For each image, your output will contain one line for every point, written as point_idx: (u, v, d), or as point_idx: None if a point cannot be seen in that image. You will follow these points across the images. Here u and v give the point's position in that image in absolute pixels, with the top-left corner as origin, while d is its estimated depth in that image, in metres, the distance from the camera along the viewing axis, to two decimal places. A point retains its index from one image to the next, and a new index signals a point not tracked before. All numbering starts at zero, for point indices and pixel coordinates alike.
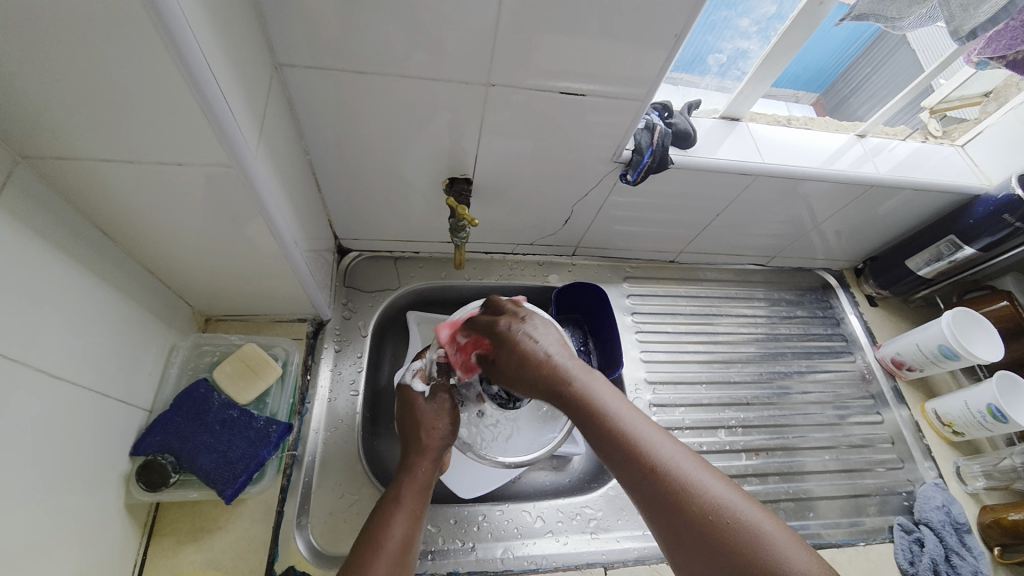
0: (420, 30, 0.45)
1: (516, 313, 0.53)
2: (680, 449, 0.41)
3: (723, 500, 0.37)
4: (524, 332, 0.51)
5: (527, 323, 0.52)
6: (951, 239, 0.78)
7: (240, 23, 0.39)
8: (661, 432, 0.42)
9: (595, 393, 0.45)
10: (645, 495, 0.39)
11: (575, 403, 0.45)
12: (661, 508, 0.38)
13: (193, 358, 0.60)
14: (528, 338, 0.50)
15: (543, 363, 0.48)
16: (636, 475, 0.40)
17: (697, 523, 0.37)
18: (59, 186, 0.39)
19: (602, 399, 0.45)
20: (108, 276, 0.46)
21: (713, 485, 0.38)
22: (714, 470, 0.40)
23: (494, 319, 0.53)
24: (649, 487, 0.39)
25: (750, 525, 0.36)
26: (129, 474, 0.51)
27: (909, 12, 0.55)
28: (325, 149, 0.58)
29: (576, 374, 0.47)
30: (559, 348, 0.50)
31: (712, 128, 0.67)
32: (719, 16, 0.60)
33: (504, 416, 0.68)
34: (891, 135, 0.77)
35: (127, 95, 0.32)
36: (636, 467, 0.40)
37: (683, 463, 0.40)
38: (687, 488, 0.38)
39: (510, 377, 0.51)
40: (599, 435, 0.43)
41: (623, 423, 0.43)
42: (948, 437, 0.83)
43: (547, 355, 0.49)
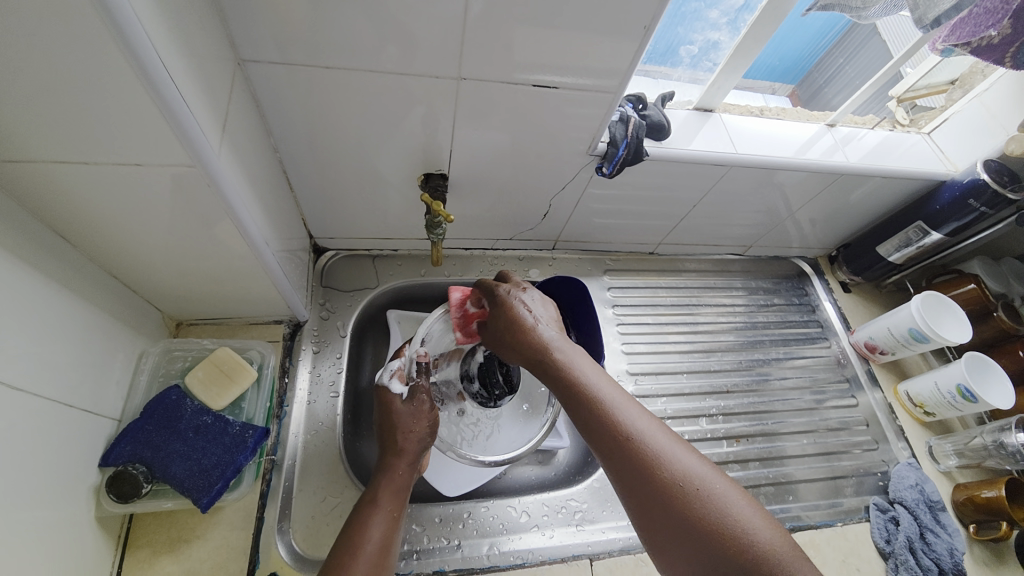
0: (387, 24, 0.44)
1: (516, 284, 0.54)
2: (656, 425, 0.42)
3: (696, 475, 0.38)
4: (520, 299, 0.51)
5: (524, 292, 0.52)
6: (919, 225, 0.80)
7: (196, 17, 0.37)
8: (638, 407, 0.43)
9: (578, 364, 0.45)
10: (620, 468, 0.40)
11: (556, 374, 0.45)
12: (634, 482, 0.39)
13: (164, 364, 0.58)
14: (522, 306, 0.50)
15: (533, 332, 0.48)
16: (612, 445, 0.40)
17: (669, 495, 0.37)
18: (8, 189, 0.37)
19: (585, 371, 0.45)
20: (68, 283, 0.44)
21: (686, 461, 0.39)
22: (688, 448, 0.40)
23: (494, 284, 0.53)
24: (626, 460, 0.39)
25: (719, 498, 0.37)
26: (98, 486, 0.49)
27: (874, 2, 0.55)
28: (294, 147, 0.56)
29: (561, 344, 0.47)
30: (551, 319, 0.50)
31: (687, 120, 0.67)
32: (689, 8, 0.60)
33: (484, 415, 0.70)
34: (860, 124, 0.78)
35: (76, 94, 0.31)
36: (614, 439, 0.40)
37: (658, 438, 0.40)
38: (661, 463, 0.39)
39: (501, 343, 0.52)
40: (575, 404, 0.43)
41: (604, 395, 0.43)
42: (921, 418, 0.85)
43: (538, 324, 0.49)
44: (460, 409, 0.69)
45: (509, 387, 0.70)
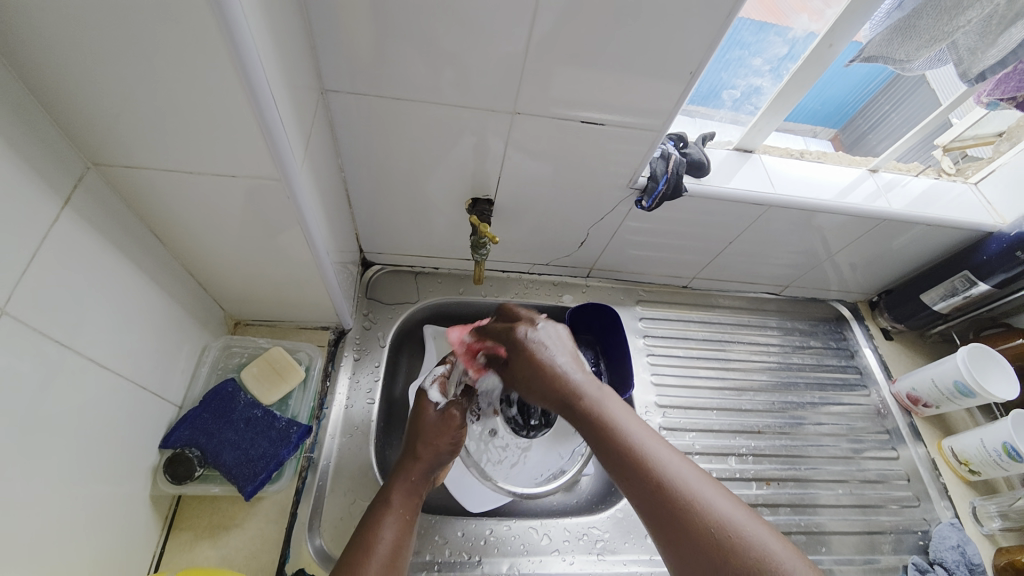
0: (455, 61, 0.49)
1: (530, 320, 0.58)
2: (688, 466, 0.43)
3: (729, 516, 0.39)
4: (538, 341, 0.55)
5: (539, 331, 0.56)
6: (966, 275, 0.78)
7: (295, 51, 0.43)
8: (670, 449, 0.45)
9: (609, 408, 0.48)
10: (653, 512, 0.41)
11: (584, 417, 0.49)
12: (664, 521, 0.40)
13: (223, 359, 0.63)
14: (543, 349, 0.54)
15: (558, 377, 0.52)
16: (642, 485, 0.42)
17: (700, 540, 0.38)
18: (122, 191, 0.43)
19: (617, 416, 0.47)
20: (156, 278, 0.50)
21: (719, 502, 0.40)
22: (723, 489, 0.41)
23: (511, 325, 0.58)
24: (655, 505, 0.41)
25: (751, 543, 0.37)
26: (156, 466, 0.53)
27: (918, 55, 0.57)
28: (358, 168, 0.61)
29: (587, 387, 0.50)
30: (570, 357, 0.54)
31: (726, 159, 0.70)
32: (734, 55, 0.62)
33: (515, 442, 0.74)
34: (904, 170, 0.78)
35: (192, 112, 0.36)
36: (644, 484, 0.42)
37: (690, 479, 0.42)
38: (694, 507, 0.40)
39: (525, 386, 0.55)
40: (603, 443, 0.46)
41: (633, 438, 0.45)
42: (965, 476, 0.81)
43: (562, 370, 0.52)
44: (492, 430, 0.74)
45: (545, 420, 0.75)
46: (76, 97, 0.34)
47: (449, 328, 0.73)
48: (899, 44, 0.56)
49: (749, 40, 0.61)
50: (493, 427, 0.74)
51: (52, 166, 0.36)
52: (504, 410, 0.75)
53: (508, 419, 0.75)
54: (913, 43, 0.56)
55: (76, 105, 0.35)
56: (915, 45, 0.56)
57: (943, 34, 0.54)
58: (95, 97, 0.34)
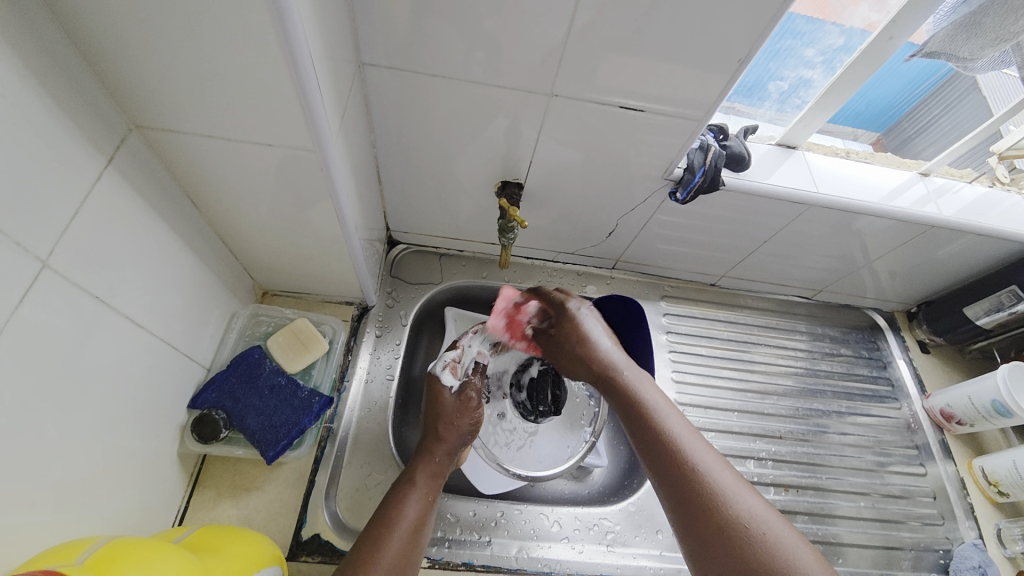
0: (493, 39, 0.48)
1: (581, 300, 0.63)
2: (719, 462, 0.44)
3: (756, 514, 0.40)
4: (584, 318, 0.61)
5: (586, 311, 0.62)
6: (1014, 289, 0.74)
7: (336, 22, 0.42)
8: (703, 443, 0.46)
9: (646, 394, 0.52)
10: (676, 495, 0.43)
11: (623, 398, 0.53)
12: (686, 504, 0.42)
13: (250, 326, 0.65)
14: (588, 323, 0.60)
15: (601, 353, 0.57)
16: (670, 470, 0.44)
17: (723, 527, 0.39)
18: (162, 155, 0.44)
19: (651, 401, 0.51)
20: (191, 243, 0.51)
21: (747, 500, 0.41)
22: (752, 490, 0.42)
23: (563, 298, 0.63)
24: (681, 487, 0.42)
25: (772, 538, 0.38)
26: (184, 424, 0.55)
27: (982, 54, 0.54)
28: (390, 145, 0.61)
29: (628, 369, 0.55)
30: (612, 342, 0.59)
31: (767, 154, 0.67)
32: (784, 45, 0.59)
33: (522, 426, 0.71)
34: (956, 176, 0.74)
35: (232, 78, 0.36)
36: (673, 470, 0.44)
37: (719, 471, 0.43)
38: (718, 497, 0.41)
39: (563, 355, 0.63)
40: (639, 425, 0.49)
41: (668, 427, 0.47)
42: (993, 497, 0.78)
43: (604, 348, 0.58)
44: (501, 413, 0.71)
45: (555, 407, 0.70)
46: (122, 58, 0.35)
47: (503, 288, 0.71)
48: (963, 41, 0.53)
49: (803, 29, 0.57)
50: (502, 410, 0.72)
51: (97, 126, 0.37)
52: (513, 395, 0.73)
53: (517, 404, 0.72)
54: (978, 41, 0.53)
55: (121, 66, 0.35)
56: (980, 43, 0.53)
57: (1009, 33, 0.52)
58: (141, 59, 0.35)
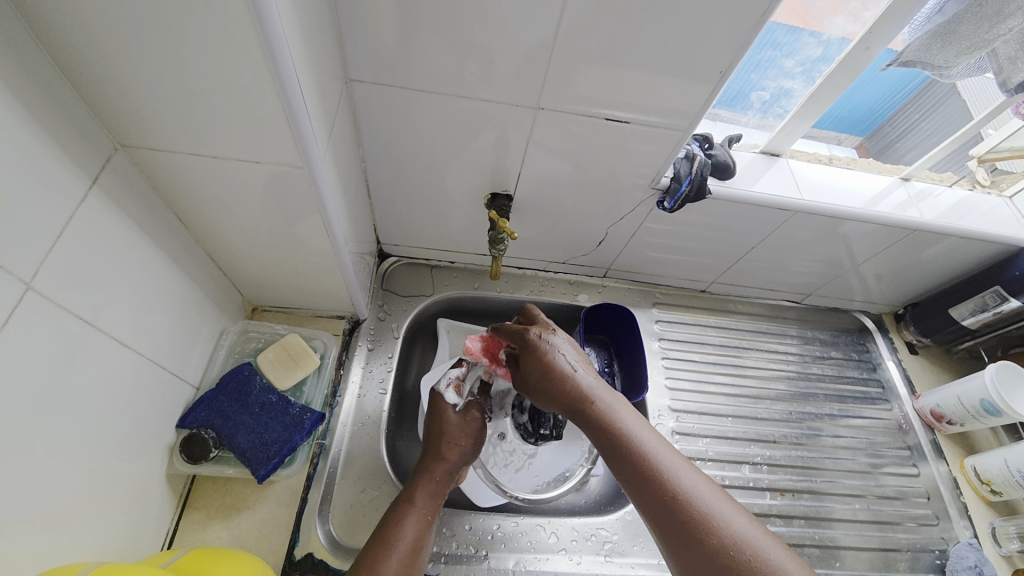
0: (478, 54, 0.48)
1: (545, 325, 0.58)
2: (703, 481, 0.44)
3: (745, 536, 0.40)
4: (551, 343, 0.55)
5: (553, 334, 0.56)
6: (998, 290, 0.76)
7: (322, 39, 0.43)
8: (686, 463, 0.46)
9: (622, 418, 0.49)
10: (664, 523, 0.42)
11: (597, 426, 0.49)
12: (675, 532, 0.41)
13: (241, 343, 0.64)
14: (556, 351, 0.54)
15: (569, 377, 0.52)
16: (657, 499, 0.43)
17: (714, 553, 0.39)
18: (149, 172, 0.43)
19: (629, 426, 0.48)
20: (179, 260, 0.51)
21: (736, 521, 0.41)
22: (739, 507, 0.42)
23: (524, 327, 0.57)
24: (668, 517, 0.42)
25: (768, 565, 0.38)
26: (173, 445, 0.54)
27: (957, 62, 0.56)
28: (379, 159, 0.62)
29: (600, 393, 0.51)
30: (581, 362, 0.54)
31: (752, 162, 0.68)
32: (765, 56, 0.61)
33: (522, 447, 0.73)
34: (937, 180, 0.76)
35: (215, 95, 0.36)
36: (660, 500, 0.43)
37: (707, 496, 0.43)
38: (706, 521, 0.41)
39: (530, 387, 0.55)
40: (619, 454, 0.47)
41: (650, 451, 0.46)
42: (986, 496, 0.79)
43: (572, 371, 0.52)
44: (501, 434, 0.72)
45: (556, 431, 0.72)
46: (107, 78, 0.35)
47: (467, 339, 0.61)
48: (938, 50, 0.55)
49: (781, 41, 0.59)
50: (502, 431, 0.72)
51: (82, 146, 0.37)
52: (515, 416, 0.74)
53: (518, 425, 0.73)
54: (953, 48, 0.54)
55: (107, 86, 0.35)
56: (954, 51, 0.54)
57: (983, 41, 0.53)
58: (127, 79, 0.35)
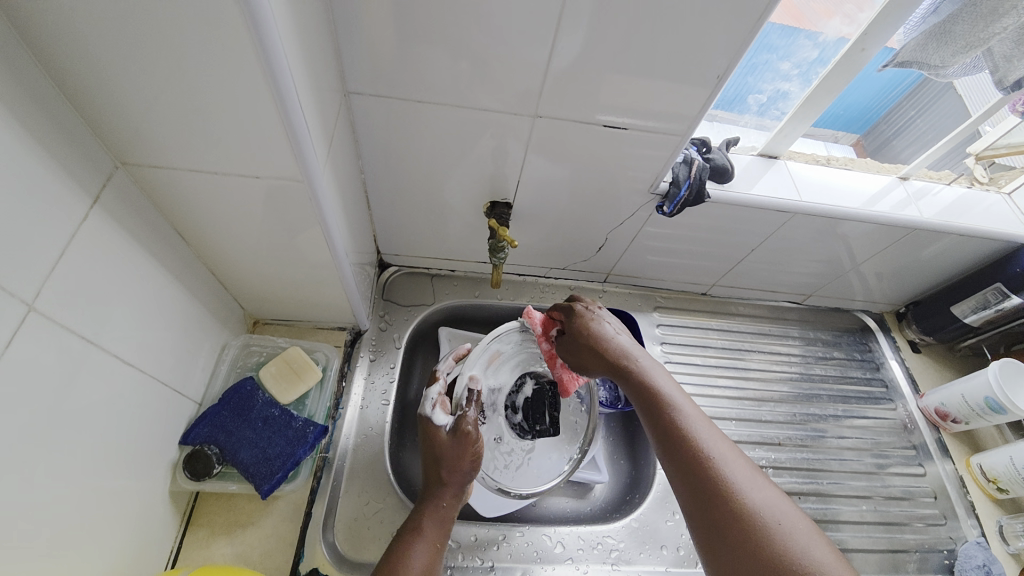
0: (475, 64, 0.49)
1: (591, 301, 0.62)
2: (731, 450, 0.45)
3: (768, 504, 0.40)
4: (598, 316, 0.60)
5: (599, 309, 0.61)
6: (998, 287, 0.76)
7: (320, 53, 0.43)
8: (716, 431, 0.46)
9: (659, 382, 0.51)
10: (687, 478, 0.43)
11: (635, 385, 0.52)
12: (696, 489, 0.42)
13: (242, 357, 0.64)
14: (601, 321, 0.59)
15: (612, 342, 0.56)
16: (682, 456, 0.44)
17: (734, 511, 0.40)
18: (149, 189, 0.43)
19: (665, 388, 0.51)
20: (180, 275, 0.50)
21: (761, 491, 0.41)
22: (766, 481, 0.42)
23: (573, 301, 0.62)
24: (692, 472, 0.43)
25: (794, 533, 0.38)
26: (176, 462, 0.54)
27: (953, 61, 0.56)
28: (378, 170, 0.62)
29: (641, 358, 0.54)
30: (624, 333, 0.58)
31: (750, 165, 0.69)
32: (761, 59, 0.61)
33: (519, 446, 0.69)
34: (934, 179, 0.76)
35: (215, 111, 0.36)
36: (686, 457, 0.44)
37: (734, 463, 0.43)
38: (729, 483, 0.41)
39: (575, 352, 0.60)
40: (652, 411, 0.49)
41: (682, 413, 0.48)
42: (993, 494, 0.78)
43: (616, 338, 0.56)
44: (499, 436, 0.67)
45: (554, 425, 0.71)
46: (108, 97, 0.35)
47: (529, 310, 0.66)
48: (934, 49, 0.55)
49: (777, 44, 0.59)
50: (498, 433, 0.68)
51: (82, 164, 0.37)
52: (508, 416, 0.70)
53: (513, 425, 0.69)
54: (949, 48, 0.54)
55: (108, 104, 0.35)
56: (950, 50, 0.55)
57: (979, 40, 0.54)
58: (128, 98, 0.35)
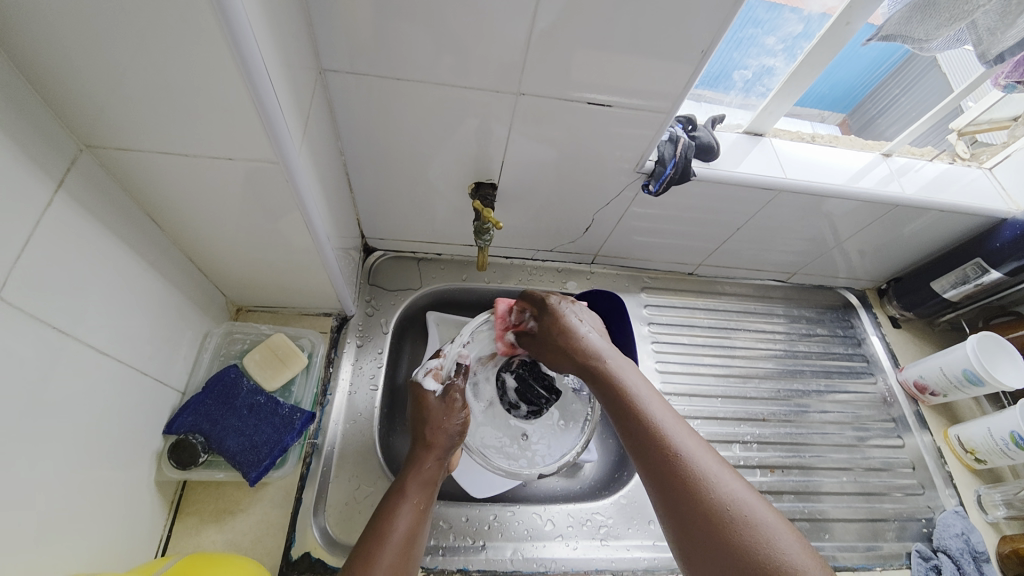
0: (454, 40, 0.47)
1: (564, 296, 0.64)
2: (701, 444, 0.46)
3: (737, 496, 0.41)
4: (570, 310, 0.62)
5: (572, 305, 0.63)
6: (978, 262, 0.77)
7: (291, 28, 0.41)
8: (686, 427, 0.47)
9: (631, 381, 0.52)
10: (657, 474, 0.44)
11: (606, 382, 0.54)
12: (666, 484, 0.43)
13: (225, 345, 0.63)
14: (572, 317, 0.61)
15: (582, 340, 0.59)
16: (652, 450, 0.45)
17: (703, 503, 0.41)
18: (118, 173, 0.42)
19: (635, 386, 0.52)
20: (155, 263, 0.49)
21: (730, 482, 0.42)
22: (736, 475, 0.43)
23: (544, 294, 0.64)
24: (662, 467, 0.44)
25: (759, 523, 0.39)
26: (161, 451, 0.54)
27: (937, 34, 0.56)
28: (359, 152, 0.60)
29: (612, 356, 0.56)
30: (596, 331, 0.61)
31: (736, 143, 0.68)
32: (747, 33, 0.61)
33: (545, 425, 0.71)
34: (918, 155, 0.76)
35: (181, 90, 0.34)
36: (656, 453, 0.45)
37: (703, 455, 0.44)
38: (699, 475, 0.42)
39: (551, 348, 0.62)
40: (620, 409, 0.50)
41: (653, 410, 0.48)
42: (970, 464, 0.81)
43: (586, 336, 0.59)
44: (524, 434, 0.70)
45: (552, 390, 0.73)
46: (65, 75, 0.33)
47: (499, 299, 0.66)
48: (918, 22, 0.54)
49: (763, 17, 0.59)
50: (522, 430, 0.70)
51: (44, 148, 0.35)
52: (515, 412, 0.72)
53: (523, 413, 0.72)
54: (933, 21, 0.54)
55: (66, 83, 0.34)
56: (935, 23, 0.54)
57: (962, 13, 0.53)
58: (88, 79, 0.33)
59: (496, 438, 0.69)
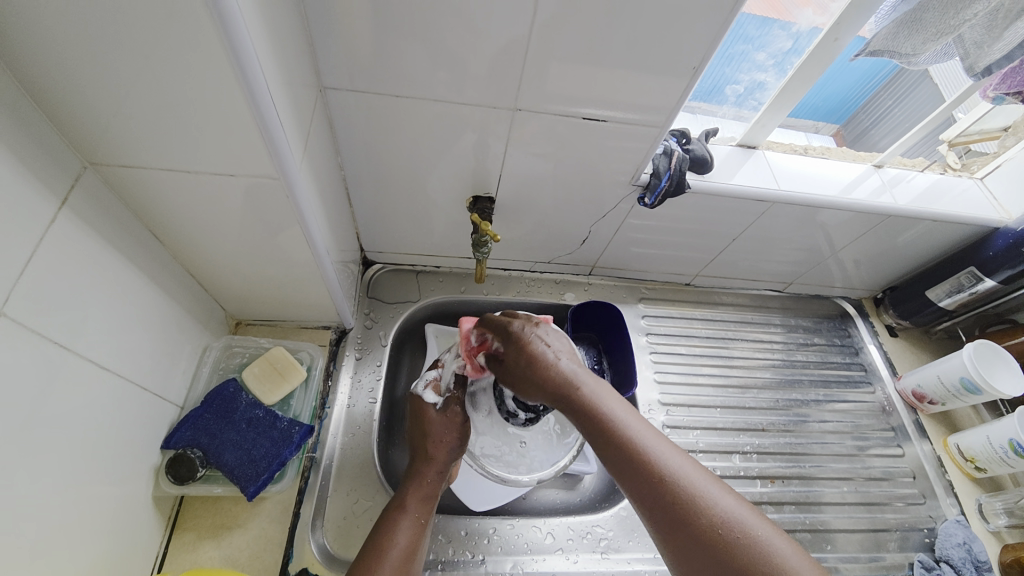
0: (452, 58, 0.48)
1: (530, 319, 0.54)
2: (689, 462, 0.42)
3: (736, 517, 0.38)
4: (536, 335, 0.52)
5: (540, 329, 0.52)
6: (972, 271, 0.78)
7: (293, 48, 0.42)
8: (670, 445, 0.43)
9: (607, 403, 0.46)
10: (650, 507, 0.40)
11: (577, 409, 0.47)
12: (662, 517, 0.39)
13: (224, 359, 0.63)
14: (540, 341, 0.51)
15: (553, 366, 0.49)
16: (641, 481, 0.41)
17: (703, 534, 0.37)
18: (121, 190, 0.42)
19: (613, 409, 0.46)
20: (156, 277, 0.49)
21: (725, 502, 0.39)
22: (728, 489, 0.40)
23: (507, 319, 0.54)
24: (654, 501, 0.40)
25: (764, 547, 0.36)
26: (159, 467, 0.53)
27: (924, 49, 0.57)
28: (358, 166, 0.61)
29: (583, 377, 0.48)
30: (565, 351, 0.51)
31: (729, 156, 0.69)
32: (738, 49, 0.62)
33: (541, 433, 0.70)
34: (909, 166, 0.77)
35: (185, 109, 0.35)
36: (645, 485, 0.41)
37: (694, 476, 0.41)
38: (693, 503, 0.39)
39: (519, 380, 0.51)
40: (600, 441, 0.45)
41: (636, 436, 0.43)
42: (971, 473, 0.81)
43: (556, 360, 0.49)
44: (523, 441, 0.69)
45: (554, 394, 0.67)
46: (71, 95, 0.34)
47: (462, 318, 0.61)
48: (905, 37, 0.56)
49: (754, 34, 0.60)
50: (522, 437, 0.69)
51: (49, 166, 0.36)
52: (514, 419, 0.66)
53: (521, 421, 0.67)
54: (919, 36, 0.55)
55: (72, 103, 0.34)
56: (921, 38, 0.56)
57: (949, 28, 0.54)
58: (94, 98, 0.34)
59: (495, 446, 0.68)
